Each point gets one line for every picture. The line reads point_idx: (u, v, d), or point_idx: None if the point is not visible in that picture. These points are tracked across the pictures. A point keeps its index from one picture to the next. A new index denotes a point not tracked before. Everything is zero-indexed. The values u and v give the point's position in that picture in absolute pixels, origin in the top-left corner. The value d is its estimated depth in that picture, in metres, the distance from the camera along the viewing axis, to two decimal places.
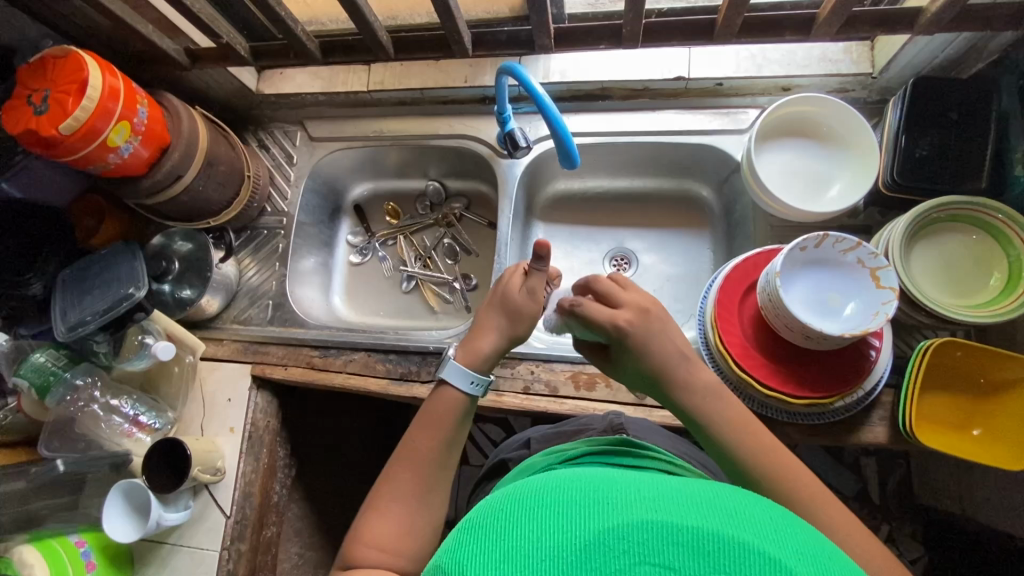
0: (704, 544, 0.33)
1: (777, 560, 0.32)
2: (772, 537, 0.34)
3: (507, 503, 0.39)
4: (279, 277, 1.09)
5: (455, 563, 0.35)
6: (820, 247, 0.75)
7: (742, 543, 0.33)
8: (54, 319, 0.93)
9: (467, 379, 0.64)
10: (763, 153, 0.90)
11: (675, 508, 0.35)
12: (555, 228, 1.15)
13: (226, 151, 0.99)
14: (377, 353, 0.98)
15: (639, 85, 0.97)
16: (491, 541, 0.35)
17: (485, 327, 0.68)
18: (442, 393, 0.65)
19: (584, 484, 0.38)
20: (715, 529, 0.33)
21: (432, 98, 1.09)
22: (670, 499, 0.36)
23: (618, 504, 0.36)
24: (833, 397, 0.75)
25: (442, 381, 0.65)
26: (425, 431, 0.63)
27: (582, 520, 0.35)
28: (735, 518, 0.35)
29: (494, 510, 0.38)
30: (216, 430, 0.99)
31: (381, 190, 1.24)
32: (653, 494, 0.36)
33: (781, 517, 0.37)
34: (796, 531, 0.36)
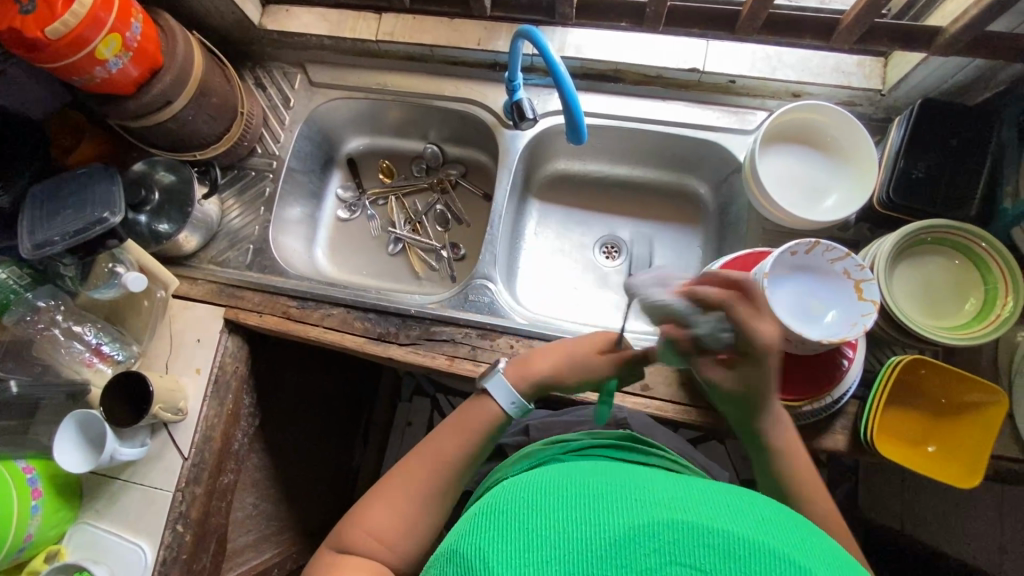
0: (734, 549, 0.36)
1: (803, 568, 0.36)
2: (793, 544, 0.38)
3: (545, 491, 0.43)
4: (263, 222, 1.05)
5: (488, 541, 0.39)
6: (810, 253, 0.76)
7: (772, 551, 0.37)
8: (20, 235, 0.88)
9: (508, 396, 0.68)
10: (765, 157, 0.90)
11: (707, 513, 0.39)
12: (549, 207, 1.16)
13: (221, 83, 0.95)
14: (357, 311, 0.96)
15: (653, 71, 0.96)
16: (528, 526, 0.40)
17: (542, 355, 0.72)
18: (483, 403, 0.69)
19: (615, 487, 0.43)
20: (739, 534, 0.38)
21: (441, 57, 1.05)
22: (698, 504, 0.40)
23: (647, 504, 0.40)
24: (803, 400, 0.76)
25: (485, 390, 0.69)
26: (454, 435, 0.66)
27: (616, 515, 0.39)
28: (760, 527, 0.39)
29: (527, 498, 0.43)
30: (181, 369, 0.97)
31: (377, 147, 1.22)
32: (681, 499, 0.41)
33: (799, 527, 0.41)
34: (814, 542, 0.40)
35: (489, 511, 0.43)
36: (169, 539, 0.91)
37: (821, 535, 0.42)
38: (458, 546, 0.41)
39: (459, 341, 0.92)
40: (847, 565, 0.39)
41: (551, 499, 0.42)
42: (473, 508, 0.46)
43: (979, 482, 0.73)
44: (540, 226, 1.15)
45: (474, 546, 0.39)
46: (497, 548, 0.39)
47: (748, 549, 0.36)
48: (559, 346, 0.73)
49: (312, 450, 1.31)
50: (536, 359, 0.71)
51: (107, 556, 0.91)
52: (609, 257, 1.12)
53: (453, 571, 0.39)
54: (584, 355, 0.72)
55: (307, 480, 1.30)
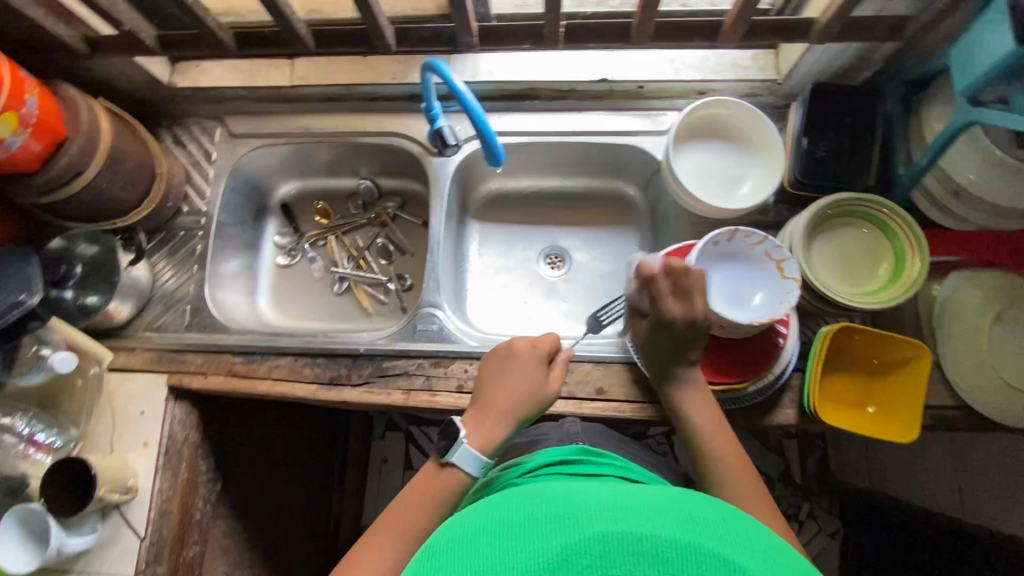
0: (662, 552, 0.38)
1: (729, 560, 0.38)
2: (720, 535, 0.40)
3: (484, 522, 0.43)
4: (197, 280, 1.03)
5: None
6: (731, 242, 0.79)
7: (699, 547, 0.38)
8: None
9: (478, 466, 0.69)
10: (680, 162, 0.93)
11: (635, 519, 0.40)
12: (489, 226, 1.17)
13: (134, 146, 0.93)
14: (305, 358, 0.95)
15: (566, 85, 0.99)
16: (466, 561, 0.40)
17: (500, 416, 0.72)
18: (446, 472, 0.68)
19: (550, 502, 0.43)
20: (668, 535, 0.39)
21: (360, 95, 1.06)
22: (628, 510, 0.41)
23: (580, 518, 0.41)
24: (744, 381, 0.79)
25: (450, 463, 0.68)
26: (418, 499, 0.67)
27: (548, 536, 0.40)
28: (689, 523, 0.40)
29: (466, 531, 0.43)
30: (127, 445, 0.93)
31: (310, 189, 1.21)
32: (612, 507, 0.41)
33: (728, 514, 0.43)
34: (741, 526, 0.42)
35: (429, 553, 0.43)
36: None
37: (750, 519, 0.44)
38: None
39: (413, 373, 0.92)
40: (772, 543, 0.42)
41: (488, 531, 0.42)
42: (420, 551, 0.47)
43: (917, 434, 0.76)
44: (483, 247, 1.16)
45: None
46: None
47: (675, 551, 0.38)
48: (522, 396, 0.73)
49: (284, 505, 1.27)
50: (501, 424, 0.71)
51: None
52: (554, 267, 1.15)
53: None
54: (540, 401, 0.74)
55: (283, 536, 1.26)
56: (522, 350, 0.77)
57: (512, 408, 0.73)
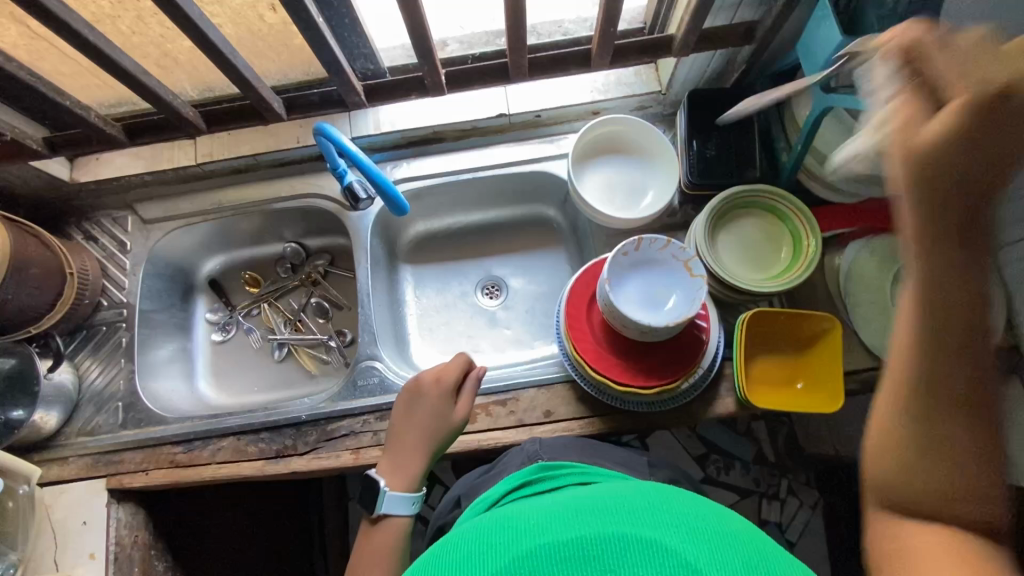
0: (587, 549, 0.41)
1: (648, 539, 0.41)
2: (642, 520, 0.43)
3: (429, 565, 0.45)
4: (127, 374, 1.00)
5: None
6: (640, 250, 0.82)
7: (619, 535, 0.41)
8: None
9: (408, 503, 0.76)
10: (590, 193, 0.97)
11: (558, 528, 0.43)
12: (422, 268, 1.19)
13: (38, 251, 0.91)
14: (248, 435, 0.93)
15: (465, 124, 1.03)
16: None
17: (412, 455, 0.79)
18: (382, 525, 0.76)
19: (489, 533, 0.46)
20: (590, 533, 0.42)
21: (268, 162, 1.06)
22: (555, 522, 0.44)
23: (512, 541, 0.43)
24: (679, 380, 0.81)
25: (385, 514, 0.76)
26: (368, 563, 0.73)
27: (486, 563, 0.42)
28: (610, 517, 0.43)
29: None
30: (72, 561, 0.89)
31: (236, 261, 1.20)
32: (540, 523, 0.45)
33: (654, 501, 0.46)
34: (667, 508, 0.45)
35: None
36: None
37: (678, 498, 0.47)
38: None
39: (360, 431, 0.91)
40: (698, 514, 0.45)
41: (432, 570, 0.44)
42: None
43: (842, 403, 0.80)
44: (419, 289, 1.17)
45: None
46: None
47: (598, 544, 0.41)
48: (429, 432, 0.79)
49: None
50: (414, 461, 0.78)
51: None
52: (491, 297, 1.16)
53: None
54: (449, 430, 0.80)
55: None
56: (428, 385, 0.82)
57: (422, 443, 0.79)
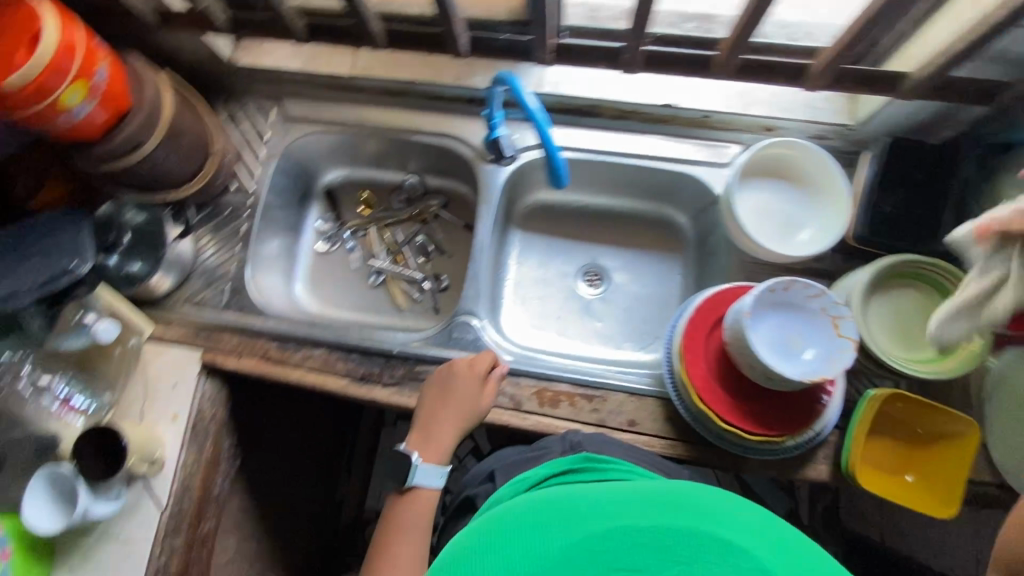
0: (659, 540, 0.43)
1: (728, 542, 0.43)
2: (716, 519, 0.45)
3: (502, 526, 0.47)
4: (239, 260, 1.03)
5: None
6: (788, 291, 0.77)
7: (694, 531, 0.43)
8: None
9: (439, 476, 0.82)
10: (751, 221, 0.90)
11: (623, 510, 0.45)
12: (531, 236, 1.16)
13: (194, 122, 0.92)
14: (339, 351, 0.95)
15: (628, 105, 0.98)
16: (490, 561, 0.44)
17: (445, 434, 0.83)
18: (410, 496, 0.81)
19: (556, 504, 0.48)
20: (662, 525, 0.44)
21: (419, 93, 1.05)
22: (624, 503, 0.46)
23: (587, 517, 0.45)
24: (783, 436, 0.78)
25: (415, 487, 0.81)
26: (398, 538, 0.77)
27: (557, 535, 0.44)
28: (683, 509, 0.45)
29: (486, 537, 0.47)
30: (156, 417, 0.94)
31: (355, 178, 1.21)
32: (613, 506, 0.46)
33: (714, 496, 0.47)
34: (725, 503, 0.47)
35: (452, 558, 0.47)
36: None
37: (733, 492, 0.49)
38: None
39: None
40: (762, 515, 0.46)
41: (506, 536, 0.46)
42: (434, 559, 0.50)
43: (957, 511, 0.75)
44: (523, 257, 1.16)
45: None
46: None
47: (672, 537, 0.43)
48: (461, 414, 0.84)
49: (294, 483, 1.29)
50: (444, 438, 0.83)
51: None
52: (592, 285, 1.13)
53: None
54: (478, 416, 0.85)
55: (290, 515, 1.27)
56: (459, 372, 0.86)
57: (453, 423, 0.84)
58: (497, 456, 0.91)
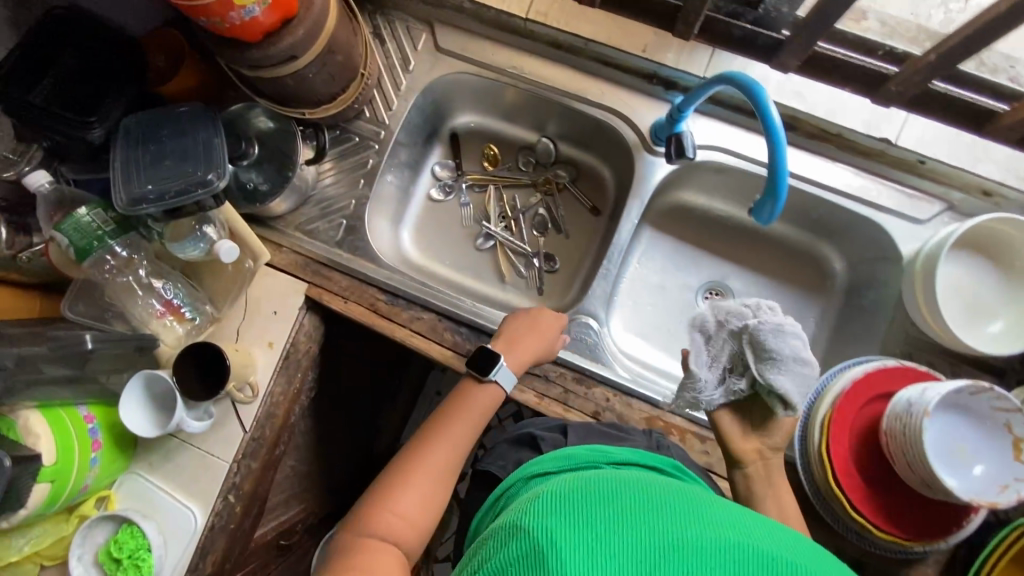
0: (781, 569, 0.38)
1: None
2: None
3: (606, 494, 0.44)
4: (359, 197, 0.96)
5: (548, 531, 0.41)
6: (974, 396, 0.69)
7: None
8: (113, 181, 0.74)
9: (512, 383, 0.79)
10: (945, 300, 0.81)
11: (741, 530, 0.42)
12: (661, 237, 1.07)
13: (349, 38, 0.82)
14: (448, 321, 0.90)
15: (835, 127, 0.86)
16: (593, 522, 0.41)
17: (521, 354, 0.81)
18: (485, 389, 0.77)
19: (671, 497, 0.45)
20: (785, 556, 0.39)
21: (592, 54, 0.91)
22: (744, 525, 0.43)
23: (703, 520, 0.42)
24: (911, 540, 0.72)
25: (491, 381, 0.77)
26: (458, 421, 0.74)
27: (672, 526, 0.41)
28: (804, 553, 0.41)
29: (589, 497, 0.44)
30: (252, 340, 0.91)
31: (486, 127, 1.10)
32: (733, 522, 0.42)
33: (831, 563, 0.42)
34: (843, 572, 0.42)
35: (546, 508, 0.44)
36: (220, 507, 0.91)
37: None
38: (523, 522, 0.43)
39: (552, 381, 0.86)
40: None
41: (612, 507, 0.43)
42: (514, 508, 0.47)
43: None
44: (644, 258, 1.08)
45: (542, 525, 0.41)
46: (561, 533, 0.40)
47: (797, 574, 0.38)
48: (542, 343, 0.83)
49: (352, 414, 1.30)
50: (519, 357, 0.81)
51: (155, 513, 0.91)
52: None
53: (515, 540, 0.41)
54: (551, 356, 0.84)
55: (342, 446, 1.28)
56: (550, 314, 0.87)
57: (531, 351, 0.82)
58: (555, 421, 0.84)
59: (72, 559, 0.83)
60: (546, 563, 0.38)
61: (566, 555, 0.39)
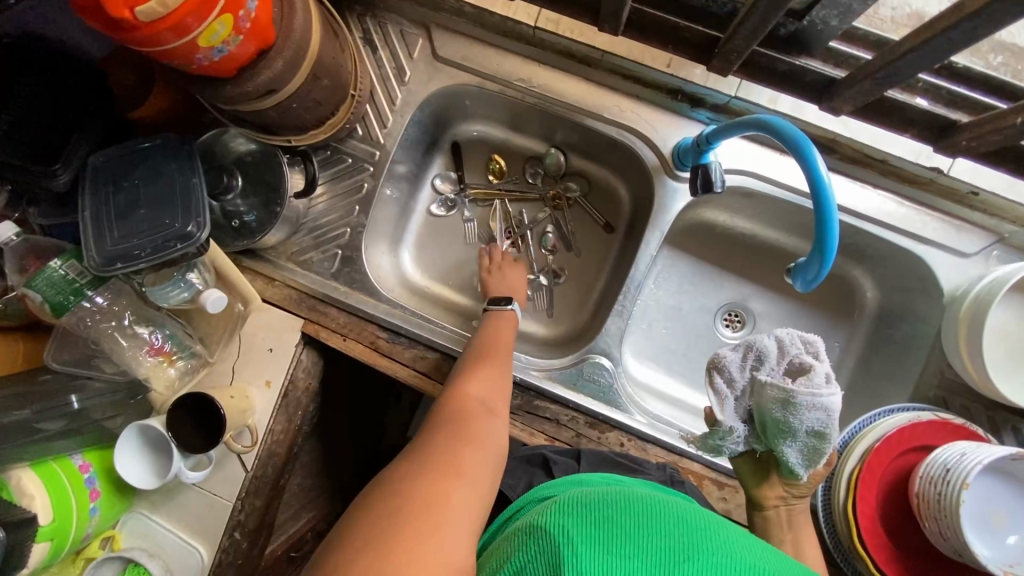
0: None
1: None
2: None
3: (636, 499, 0.43)
4: (355, 224, 0.89)
5: (570, 534, 0.39)
6: (1014, 462, 0.65)
7: None
8: (85, 234, 0.68)
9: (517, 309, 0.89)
10: (986, 348, 0.74)
11: (762, 556, 0.40)
12: (678, 256, 1.00)
13: (336, 57, 0.73)
14: (453, 360, 0.85)
15: (878, 153, 0.77)
16: (621, 523, 0.39)
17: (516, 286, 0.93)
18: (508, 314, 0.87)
19: (697, 512, 0.43)
20: None
21: (608, 66, 0.82)
22: (767, 555, 0.41)
23: (731, 544, 0.40)
24: None
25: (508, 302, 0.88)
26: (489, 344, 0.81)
27: (702, 541, 0.39)
28: None
29: (617, 500, 0.42)
30: (249, 380, 0.87)
31: (490, 136, 1.01)
32: (756, 549, 0.41)
33: None
34: None
35: (569, 506, 0.43)
36: (226, 545, 0.89)
37: None
38: (542, 523, 0.42)
39: (563, 424, 0.82)
40: None
41: (641, 510, 0.41)
42: (530, 516, 0.45)
43: None
44: (660, 279, 1.01)
45: (563, 530, 0.40)
46: (583, 540, 0.38)
47: None
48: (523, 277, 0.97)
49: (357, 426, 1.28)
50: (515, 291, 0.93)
51: (161, 551, 0.90)
52: (731, 327, 1.00)
53: (536, 547, 0.40)
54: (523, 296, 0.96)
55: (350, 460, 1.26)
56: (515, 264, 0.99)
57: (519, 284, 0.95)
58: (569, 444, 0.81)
59: None
60: (561, 560, 0.37)
61: (589, 561, 0.37)
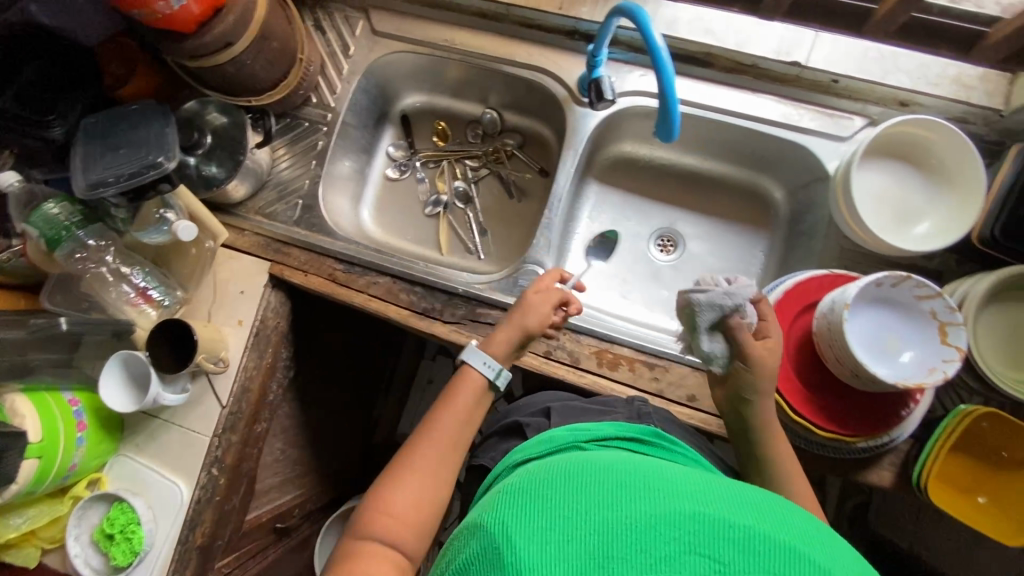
0: (755, 545, 0.37)
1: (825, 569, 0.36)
2: (814, 544, 0.38)
3: (577, 475, 0.43)
4: (313, 176, 1.02)
5: (501, 525, 0.40)
6: (895, 287, 0.71)
7: (788, 547, 0.37)
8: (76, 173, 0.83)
9: (483, 361, 0.74)
10: (867, 216, 0.83)
11: (715, 502, 0.40)
12: (609, 191, 1.11)
13: (283, 25, 0.89)
14: (403, 282, 0.95)
15: (748, 58, 0.89)
16: (555, 505, 0.40)
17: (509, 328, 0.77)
18: (470, 378, 0.73)
19: (637, 471, 0.43)
20: (745, 523, 0.38)
21: (517, 18, 0.97)
22: (719, 497, 0.41)
23: (671, 495, 0.40)
24: (856, 437, 0.74)
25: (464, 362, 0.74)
26: (449, 414, 0.70)
27: (639, 504, 0.39)
28: (772, 519, 0.39)
29: (551, 481, 0.43)
30: (223, 319, 0.97)
31: (433, 105, 1.16)
32: (702, 492, 0.41)
33: (807, 524, 0.41)
34: (812, 532, 0.40)
35: (511, 492, 0.44)
36: (203, 481, 0.94)
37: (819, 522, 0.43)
38: (482, 522, 0.42)
39: None
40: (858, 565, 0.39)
41: (579, 486, 0.42)
42: (483, 510, 0.46)
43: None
44: (595, 213, 1.11)
45: (499, 520, 0.41)
46: (513, 531, 0.39)
47: (765, 546, 0.37)
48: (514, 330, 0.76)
49: (337, 400, 1.34)
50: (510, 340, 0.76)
51: (143, 491, 0.95)
52: (664, 250, 1.08)
53: (476, 544, 0.40)
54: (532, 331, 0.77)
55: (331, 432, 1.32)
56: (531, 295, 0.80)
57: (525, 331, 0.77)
58: (549, 396, 0.85)
59: (68, 539, 0.88)
60: (499, 557, 0.38)
61: (524, 553, 0.37)
